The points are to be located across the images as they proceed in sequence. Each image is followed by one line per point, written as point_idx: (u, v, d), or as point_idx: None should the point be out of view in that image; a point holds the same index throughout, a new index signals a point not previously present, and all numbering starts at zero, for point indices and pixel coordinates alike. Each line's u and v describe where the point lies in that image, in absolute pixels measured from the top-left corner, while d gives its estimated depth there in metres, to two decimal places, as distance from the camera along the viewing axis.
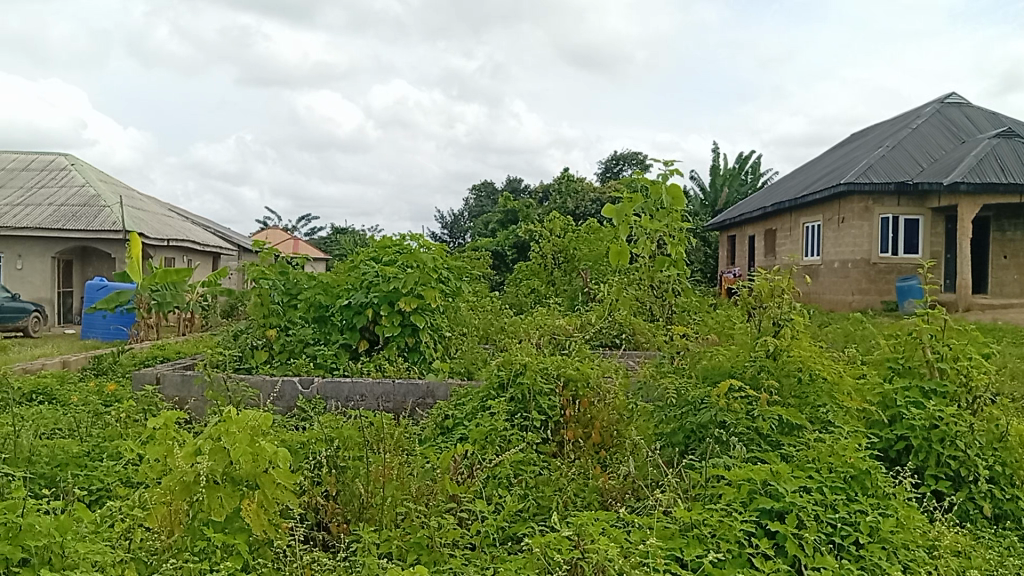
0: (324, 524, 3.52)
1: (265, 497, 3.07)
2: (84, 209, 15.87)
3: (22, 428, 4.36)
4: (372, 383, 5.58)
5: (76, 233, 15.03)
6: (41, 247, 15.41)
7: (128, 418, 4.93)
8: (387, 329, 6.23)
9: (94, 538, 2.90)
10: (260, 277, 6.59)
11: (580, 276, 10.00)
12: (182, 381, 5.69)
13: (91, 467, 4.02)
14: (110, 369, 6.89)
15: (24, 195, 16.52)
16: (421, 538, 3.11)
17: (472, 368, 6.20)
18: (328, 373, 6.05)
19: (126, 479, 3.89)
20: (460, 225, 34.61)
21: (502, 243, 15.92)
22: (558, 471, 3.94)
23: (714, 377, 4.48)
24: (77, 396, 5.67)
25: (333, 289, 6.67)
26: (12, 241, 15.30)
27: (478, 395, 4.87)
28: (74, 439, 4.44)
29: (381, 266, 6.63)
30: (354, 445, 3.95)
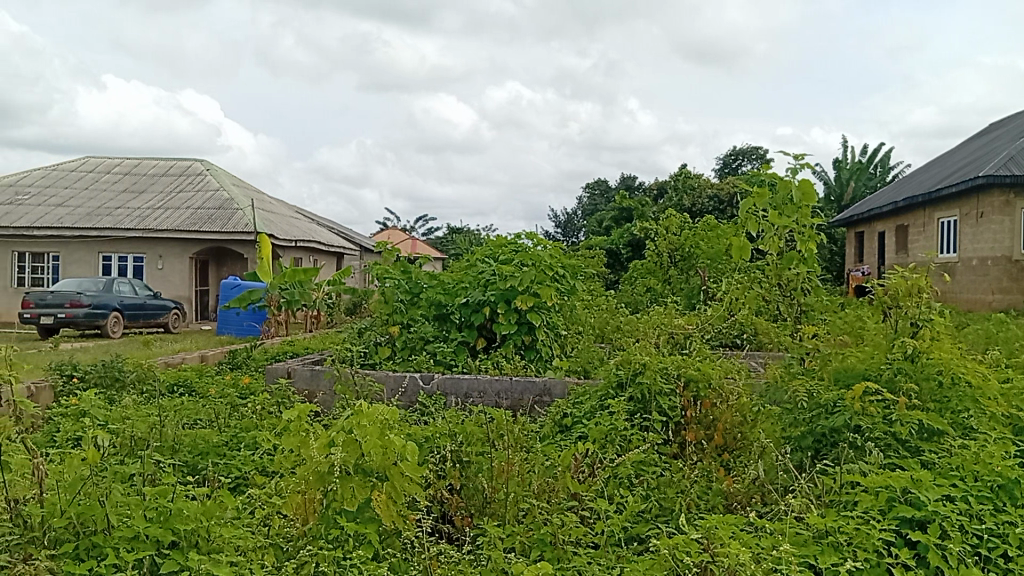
0: (450, 517, 3.59)
1: (394, 488, 3.15)
2: (219, 212, 16.80)
3: (167, 418, 4.65)
4: (490, 380, 5.64)
5: (211, 235, 15.92)
6: (179, 248, 16.36)
7: (263, 411, 5.19)
8: (504, 327, 6.28)
9: (235, 523, 3.05)
10: (383, 276, 6.86)
11: (699, 274, 9.79)
12: (312, 374, 5.94)
13: (230, 456, 4.25)
14: (244, 363, 7.28)
15: (165, 199, 17.61)
16: (544, 535, 3.12)
17: (588, 366, 6.14)
18: (446, 370, 6.15)
19: (261, 468, 4.10)
20: (574, 224, 34.82)
21: (616, 241, 15.80)
22: (681, 473, 3.88)
23: (847, 379, 4.30)
24: (215, 389, 6.00)
25: (452, 288, 6.80)
26: (153, 243, 16.31)
27: (595, 394, 4.85)
28: (214, 429, 4.71)
29: (498, 265, 6.69)
30: (477, 441, 4.01)
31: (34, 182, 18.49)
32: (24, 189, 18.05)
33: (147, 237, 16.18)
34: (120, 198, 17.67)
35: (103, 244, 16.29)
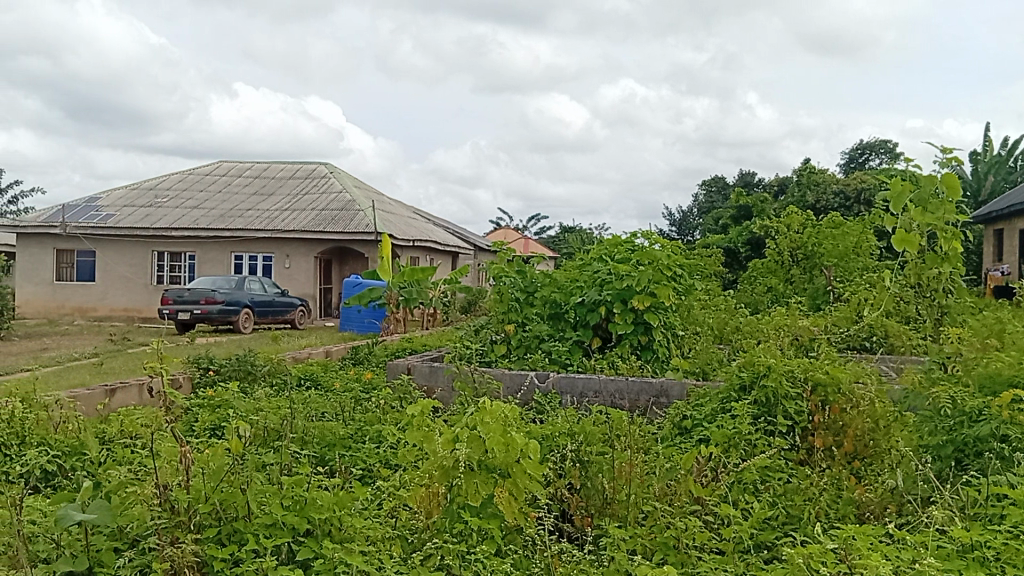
0: (569, 516, 3.58)
1: (516, 485, 3.18)
2: (342, 213, 17.43)
3: (297, 410, 4.84)
4: (606, 380, 5.60)
5: (335, 235, 16.56)
6: (305, 248, 17.07)
7: (386, 406, 5.36)
8: (621, 327, 6.24)
9: (364, 514, 3.15)
10: (500, 275, 6.91)
11: (824, 274, 9.44)
12: (431, 371, 6.08)
13: (355, 449, 4.40)
14: (366, 359, 7.54)
15: (291, 201, 18.39)
16: (667, 539, 3.08)
17: (707, 368, 6.01)
18: (562, 369, 6.15)
19: (386, 462, 4.23)
20: (689, 222, 34.30)
21: (735, 239, 15.39)
22: (808, 480, 3.75)
23: (992, 386, 4.06)
24: (340, 383, 6.23)
25: (566, 287, 6.78)
26: (280, 243, 17.06)
27: (717, 396, 4.74)
28: (340, 422, 4.88)
29: (614, 264, 6.63)
30: (597, 441, 3.99)
31: (173, 186, 19.66)
32: (164, 192, 19.21)
33: (275, 237, 16.95)
34: (250, 200, 18.56)
35: (235, 244, 17.16)
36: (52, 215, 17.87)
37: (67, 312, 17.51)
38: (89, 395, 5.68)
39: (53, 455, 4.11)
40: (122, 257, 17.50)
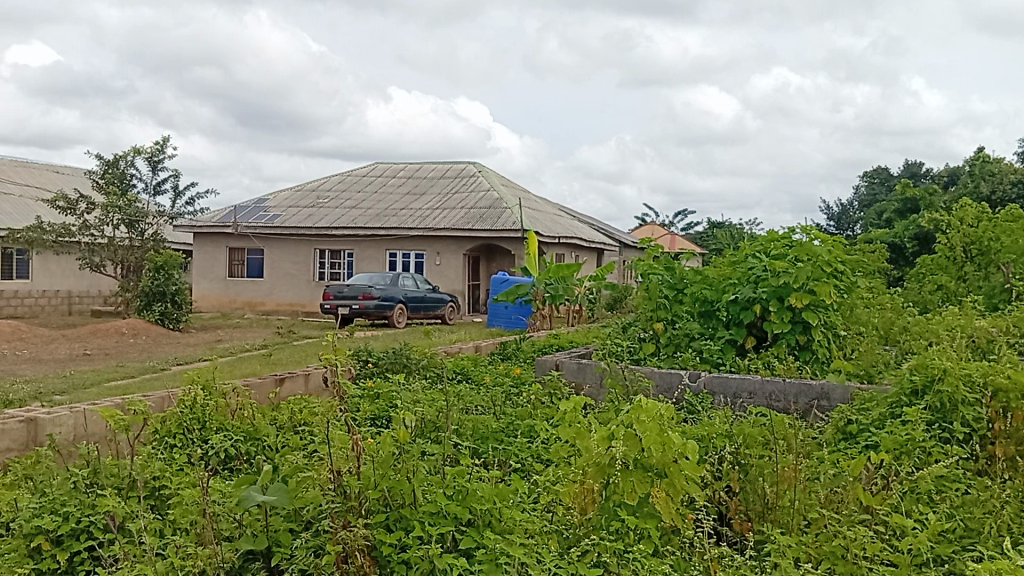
0: (727, 520, 3.50)
1: (673, 485, 3.14)
2: (490, 211, 17.80)
3: (452, 403, 4.98)
4: (762, 381, 5.42)
5: (483, 233, 16.95)
6: (454, 246, 17.55)
7: (537, 401, 5.45)
8: (777, 326, 6.03)
9: (523, 507, 3.21)
10: (648, 271, 6.83)
11: (1001, 270, 8.78)
12: (579, 367, 6.09)
13: (507, 442, 4.47)
14: (514, 354, 7.67)
15: (442, 200, 18.94)
16: (835, 547, 2.94)
17: (872, 370, 5.73)
18: (714, 368, 6.00)
19: (538, 456, 4.28)
20: (848, 215, 32.72)
21: (900, 234, 14.53)
22: (989, 492, 3.52)
23: None
24: (491, 378, 6.36)
25: (718, 284, 6.60)
26: (431, 240, 17.61)
27: (885, 401, 4.47)
28: (493, 416, 4.99)
29: (770, 260, 6.41)
30: (756, 443, 3.86)
31: (332, 187, 20.68)
32: (324, 193, 20.23)
33: (426, 235, 17.51)
34: (403, 200, 19.25)
35: (389, 241, 17.86)
36: (224, 215, 19.20)
37: (237, 306, 18.80)
38: (260, 383, 6.10)
39: (233, 439, 4.40)
40: (286, 255, 18.59)
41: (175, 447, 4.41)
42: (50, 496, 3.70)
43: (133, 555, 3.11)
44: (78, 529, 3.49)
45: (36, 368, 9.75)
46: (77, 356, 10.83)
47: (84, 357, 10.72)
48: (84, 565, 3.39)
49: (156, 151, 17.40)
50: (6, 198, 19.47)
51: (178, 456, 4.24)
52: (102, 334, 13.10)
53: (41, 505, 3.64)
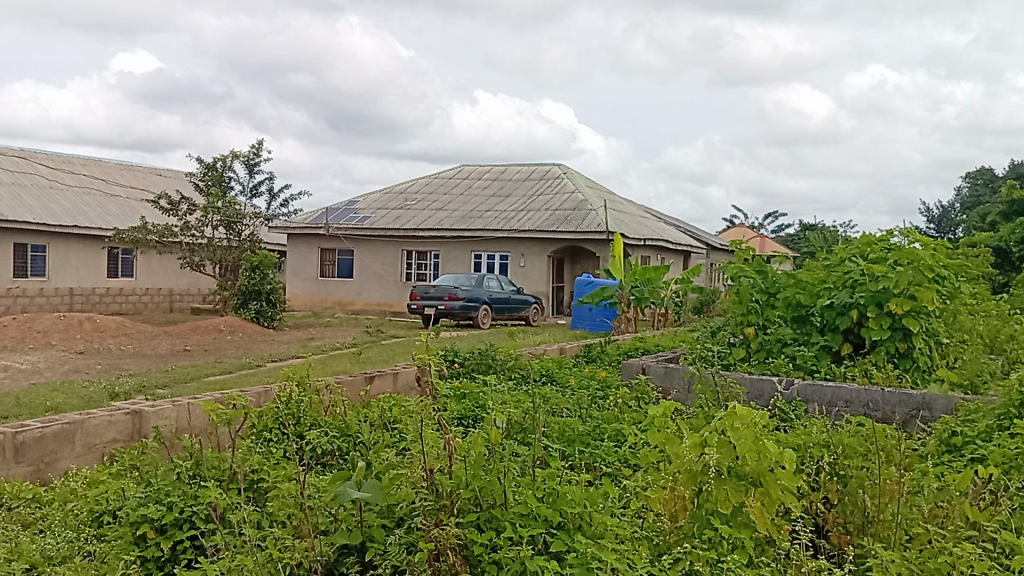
0: (824, 532, 3.40)
1: (769, 495, 3.06)
2: (575, 213, 17.78)
3: (540, 405, 4.98)
4: (859, 389, 5.24)
5: (567, 235, 16.96)
6: (539, 247, 17.58)
7: (622, 405, 5.41)
8: (876, 332, 5.82)
9: (613, 512, 3.19)
10: (739, 275, 6.69)
11: None
12: (666, 371, 6.02)
13: (594, 446, 4.44)
14: (599, 357, 7.64)
15: (527, 201, 19.03)
16: (942, 564, 2.81)
17: (977, 381, 5.48)
18: (807, 375, 5.82)
19: (626, 461, 4.24)
20: (949, 218, 31.36)
21: (1006, 238, 13.85)
22: None
23: None
24: (578, 381, 6.35)
25: (813, 288, 6.40)
26: (516, 242, 17.70)
27: (994, 412, 4.26)
28: (580, 419, 4.98)
29: (868, 264, 6.21)
30: (855, 453, 3.73)
31: (419, 189, 21.01)
32: (412, 195, 20.58)
33: (511, 237, 17.61)
34: (488, 201, 19.41)
35: (474, 243, 18.04)
36: (316, 217, 19.74)
37: (328, 305, 19.30)
38: (351, 381, 6.24)
39: (327, 435, 4.54)
40: (374, 255, 18.99)
41: (272, 442, 4.57)
42: (156, 486, 3.87)
43: (233, 544, 3.22)
44: (180, 519, 3.64)
45: (140, 362, 10.22)
46: (177, 352, 11.31)
47: (184, 353, 11.19)
48: (187, 554, 3.54)
49: (253, 154, 18.05)
50: (113, 200, 20.50)
51: (275, 450, 4.39)
52: (200, 330, 13.64)
53: (148, 494, 3.82)
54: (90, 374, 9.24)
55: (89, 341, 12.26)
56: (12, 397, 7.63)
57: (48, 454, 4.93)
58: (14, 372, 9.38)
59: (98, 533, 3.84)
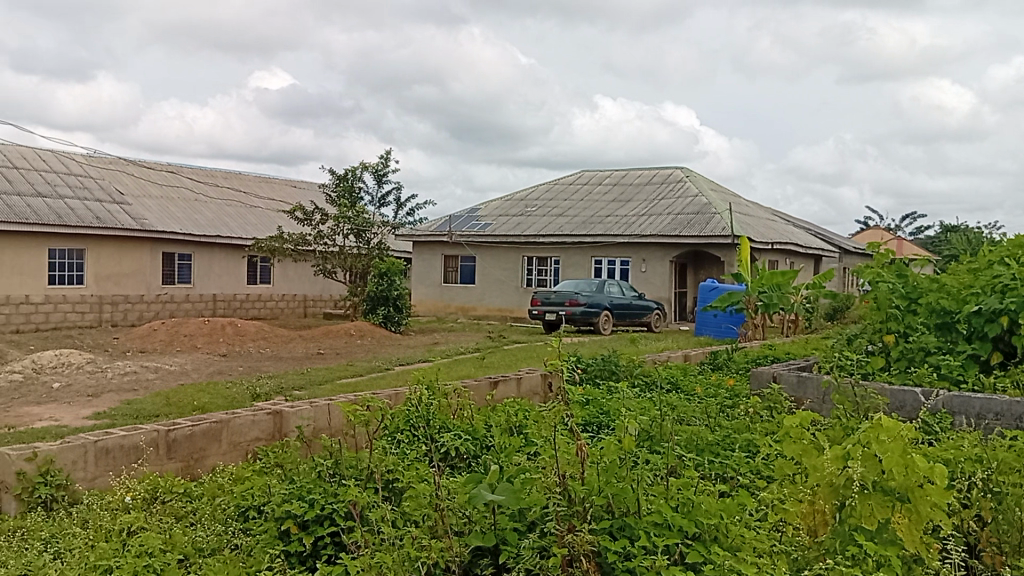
0: (977, 552, 3.21)
1: (918, 512, 2.91)
2: (698, 216, 17.46)
3: (667, 413, 4.92)
4: (1012, 401, 4.91)
5: (691, 239, 16.69)
6: (661, 252, 17.34)
7: (753, 414, 5.27)
8: None
9: (748, 523, 3.12)
10: (877, 280, 6.40)
11: None
12: (799, 381, 5.83)
13: (724, 456, 4.34)
14: (726, 365, 7.49)
15: (648, 206, 18.83)
16: None
17: None
18: (953, 386, 5.48)
19: (758, 471, 4.12)
20: None
21: None
22: None
23: None
24: (706, 389, 6.23)
25: (958, 293, 6.03)
26: (637, 247, 17.54)
27: None
28: (709, 428, 4.88)
29: (1020, 268, 5.84)
30: (1011, 469, 3.50)
31: (540, 196, 21.14)
32: (533, 201, 20.75)
33: (632, 242, 17.48)
34: (609, 206, 19.33)
35: (594, 248, 18.01)
36: (441, 224, 20.20)
37: (452, 310, 19.71)
38: (476, 386, 6.36)
39: (458, 438, 4.66)
40: (496, 261, 19.25)
41: (405, 443, 4.71)
42: (299, 483, 4.08)
43: (372, 542, 3.36)
44: (322, 516, 3.81)
45: (277, 365, 10.76)
46: (311, 355, 11.85)
47: (317, 356, 11.70)
48: (327, 549, 3.70)
49: (381, 165, 18.68)
50: (251, 211, 21.68)
51: (409, 452, 4.53)
52: (332, 334, 14.23)
53: (291, 491, 4.04)
54: (233, 376, 9.82)
55: (231, 344, 13.02)
56: (165, 397, 8.19)
57: (198, 450, 5.27)
58: (166, 373, 10.07)
59: (244, 527, 4.08)
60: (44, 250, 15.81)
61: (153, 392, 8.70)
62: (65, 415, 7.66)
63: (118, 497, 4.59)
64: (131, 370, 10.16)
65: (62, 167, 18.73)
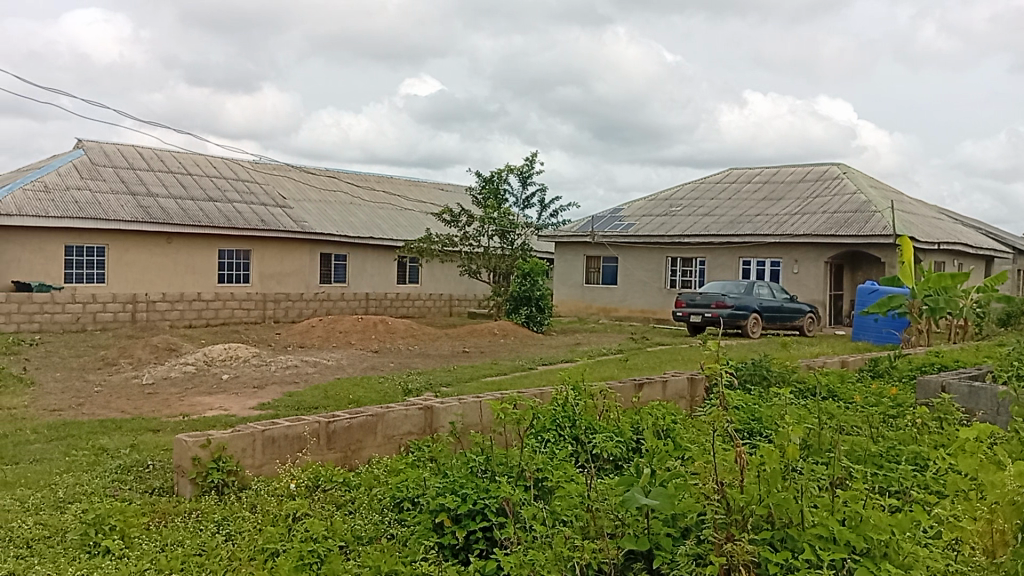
0: None
1: None
2: (855, 215, 16.59)
3: (825, 421, 4.69)
4: None
5: (847, 239, 15.88)
6: (815, 253, 16.59)
7: (920, 425, 4.95)
8: None
9: (920, 541, 2.94)
10: None
11: None
12: (972, 392, 5.45)
13: (887, 468, 4.09)
14: (887, 372, 7.08)
15: (801, 204, 18.06)
16: None
17: None
18: None
19: (926, 487, 3.86)
20: None
21: None
22: None
23: None
24: (864, 397, 5.90)
25: None
26: (789, 248, 16.87)
27: None
28: (871, 438, 4.63)
29: None
30: None
31: (685, 195, 20.72)
32: (678, 201, 20.37)
33: (784, 242, 16.83)
34: (759, 205, 18.68)
35: (743, 249, 17.49)
36: (584, 225, 20.19)
37: (594, 311, 19.67)
38: (621, 388, 6.33)
39: (605, 441, 4.64)
40: (639, 263, 19.04)
41: (552, 443, 4.73)
42: (452, 478, 4.18)
43: (524, 539, 3.38)
44: (474, 511, 3.88)
45: (425, 362, 11.11)
46: (456, 353, 12.14)
47: (462, 354, 11.97)
48: (479, 544, 3.77)
49: (527, 167, 18.89)
50: (400, 213, 22.47)
51: (557, 451, 4.55)
52: (477, 333, 14.52)
53: (445, 484, 4.14)
54: (384, 371, 10.21)
55: (382, 341, 13.56)
56: (323, 390, 8.63)
57: (354, 443, 5.51)
58: (323, 367, 10.62)
59: (399, 518, 4.22)
60: (215, 250, 17.03)
61: (311, 386, 9.19)
62: (234, 404, 8.22)
63: (283, 483, 4.88)
64: (292, 363, 10.77)
65: (231, 174, 20.10)
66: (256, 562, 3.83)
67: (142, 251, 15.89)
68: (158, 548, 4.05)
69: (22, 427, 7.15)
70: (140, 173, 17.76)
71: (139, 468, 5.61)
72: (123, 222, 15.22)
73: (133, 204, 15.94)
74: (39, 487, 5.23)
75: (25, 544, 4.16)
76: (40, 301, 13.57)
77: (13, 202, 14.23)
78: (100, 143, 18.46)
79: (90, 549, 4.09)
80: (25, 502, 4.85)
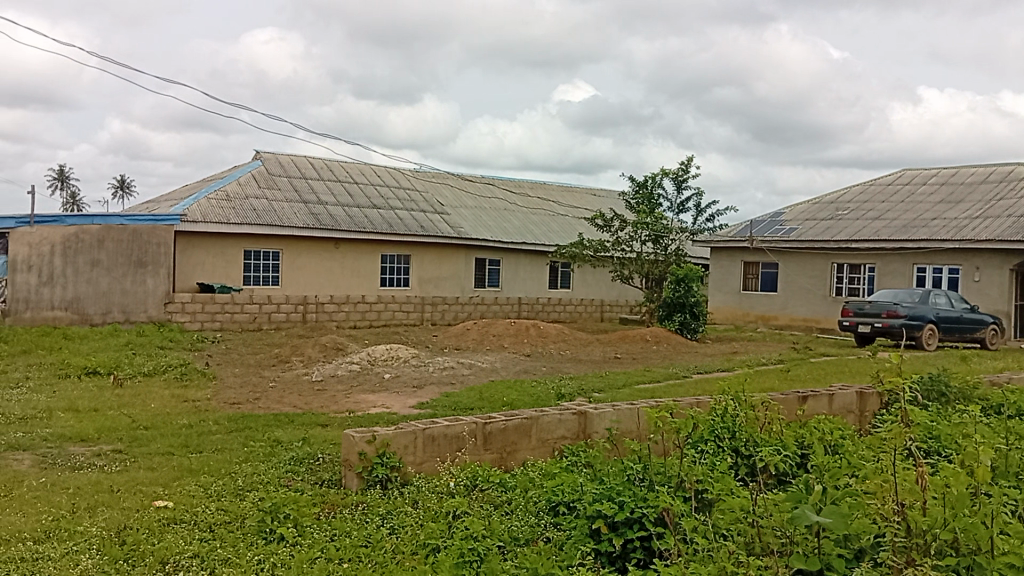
0: None
1: None
2: None
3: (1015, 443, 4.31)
4: None
5: None
6: (1000, 260, 15.29)
7: None
8: None
9: None
10: None
11: None
12: None
13: None
14: None
15: (984, 207, 16.70)
16: None
17: None
18: None
19: None
20: None
21: None
22: None
23: None
24: None
25: None
26: (970, 254, 15.64)
27: None
28: None
29: None
30: None
31: (852, 198, 19.66)
32: (845, 204, 19.36)
33: (964, 248, 15.61)
34: (936, 209, 17.43)
35: (917, 255, 16.39)
36: (742, 230, 19.59)
37: (751, 319, 19.03)
38: (784, 400, 6.09)
39: (768, 453, 4.49)
40: (802, 269, 18.24)
41: (711, 453, 4.62)
42: (610, 485, 4.15)
43: (685, 552, 3.32)
44: (631, 519, 3.84)
45: (577, 367, 11.16)
46: (608, 359, 12.09)
47: (614, 360, 11.93)
48: (637, 553, 3.74)
49: (681, 171, 18.55)
50: (552, 218, 22.67)
51: (716, 462, 4.43)
52: (629, 339, 14.39)
53: (602, 491, 4.12)
54: (537, 375, 10.34)
55: (534, 345, 13.73)
56: (478, 391, 8.84)
57: (510, 445, 5.61)
58: (478, 370, 10.87)
59: (555, 521, 4.26)
60: (377, 255, 17.84)
61: (467, 387, 9.44)
62: (395, 403, 8.57)
63: (443, 482, 5.05)
64: (448, 365, 11.10)
65: (392, 182, 20.99)
66: (417, 556, 3.98)
67: (312, 256, 16.87)
68: (327, 538, 4.28)
69: (206, 419, 7.76)
70: (311, 181, 18.88)
71: (309, 460, 5.95)
72: (295, 228, 16.24)
73: (305, 212, 16.96)
74: (220, 475, 5.66)
75: (209, 528, 4.51)
76: (221, 301, 14.65)
77: (199, 210, 15.49)
78: (275, 155, 19.77)
79: (266, 535, 4.38)
80: (209, 489, 5.27)
